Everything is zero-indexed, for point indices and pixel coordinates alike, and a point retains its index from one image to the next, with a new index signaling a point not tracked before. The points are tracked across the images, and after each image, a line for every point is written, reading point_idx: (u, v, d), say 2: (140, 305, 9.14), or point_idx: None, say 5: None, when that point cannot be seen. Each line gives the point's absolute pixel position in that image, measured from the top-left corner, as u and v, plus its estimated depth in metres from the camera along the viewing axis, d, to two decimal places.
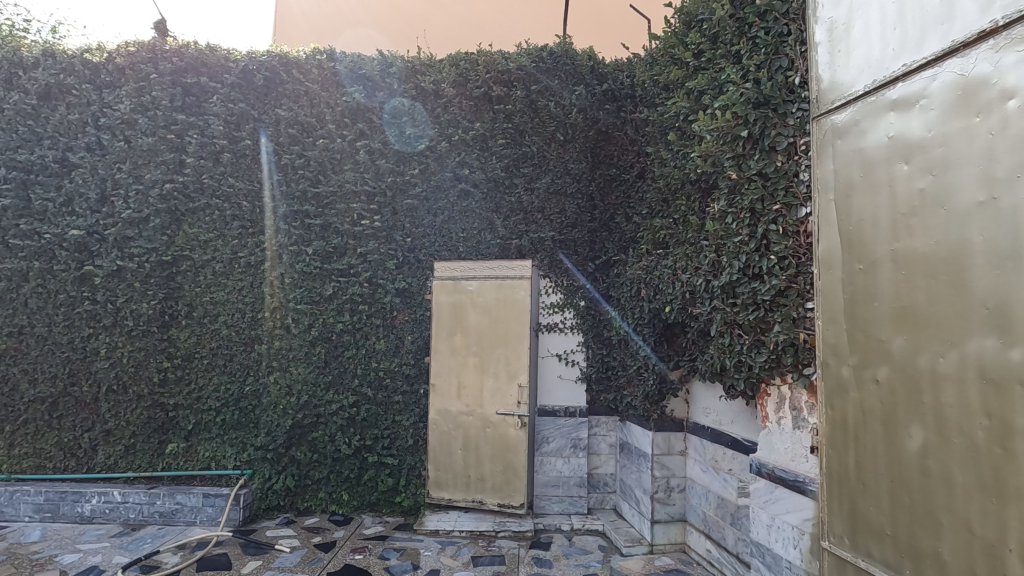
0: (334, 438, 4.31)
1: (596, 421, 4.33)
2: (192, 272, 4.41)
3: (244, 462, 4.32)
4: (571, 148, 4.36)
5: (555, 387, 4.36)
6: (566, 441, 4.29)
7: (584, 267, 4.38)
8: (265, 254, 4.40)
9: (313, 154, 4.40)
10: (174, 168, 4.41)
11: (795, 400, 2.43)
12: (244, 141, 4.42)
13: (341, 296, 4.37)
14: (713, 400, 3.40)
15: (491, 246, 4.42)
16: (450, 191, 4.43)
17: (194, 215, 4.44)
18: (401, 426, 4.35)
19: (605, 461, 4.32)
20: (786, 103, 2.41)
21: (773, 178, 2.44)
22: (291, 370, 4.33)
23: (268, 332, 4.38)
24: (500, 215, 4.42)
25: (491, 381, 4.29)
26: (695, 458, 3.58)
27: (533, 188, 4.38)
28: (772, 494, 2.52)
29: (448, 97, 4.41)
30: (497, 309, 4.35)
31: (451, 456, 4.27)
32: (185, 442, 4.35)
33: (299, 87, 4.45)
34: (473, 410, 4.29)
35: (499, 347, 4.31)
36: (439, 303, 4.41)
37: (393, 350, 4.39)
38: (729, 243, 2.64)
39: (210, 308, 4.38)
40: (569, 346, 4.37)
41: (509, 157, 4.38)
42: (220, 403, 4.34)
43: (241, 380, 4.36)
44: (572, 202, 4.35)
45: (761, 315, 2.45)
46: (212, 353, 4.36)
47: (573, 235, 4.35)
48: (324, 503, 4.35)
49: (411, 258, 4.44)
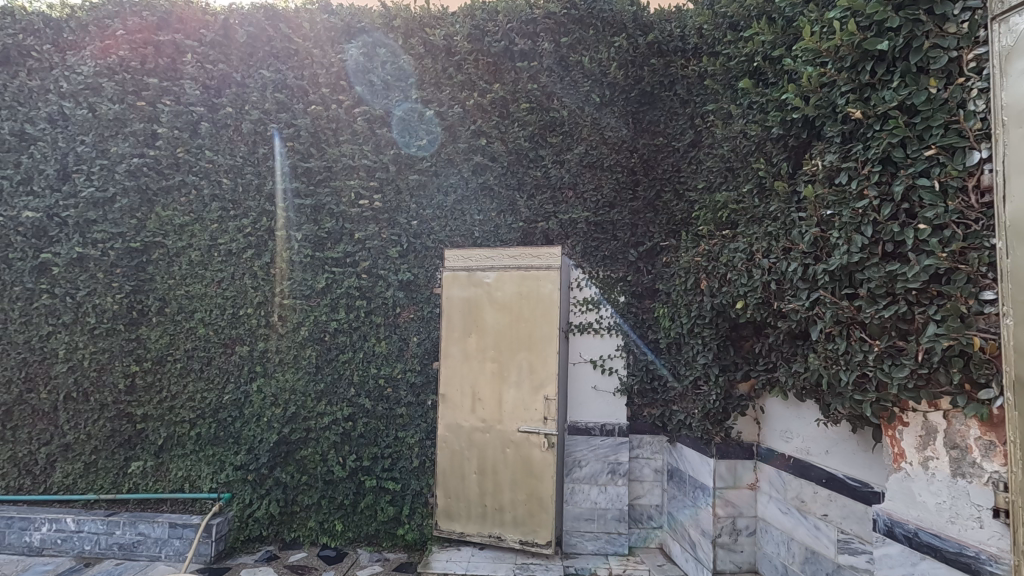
0: (326, 457, 3.65)
1: (638, 441, 3.58)
2: (165, 262, 3.79)
3: (222, 484, 3.68)
4: (609, 112, 3.62)
5: (588, 400, 3.59)
6: (601, 465, 3.52)
7: (625, 254, 3.62)
8: (249, 241, 3.76)
9: (304, 123, 3.76)
10: (145, 141, 3.80)
11: (956, 436, 1.66)
12: (225, 109, 3.79)
13: (337, 288, 3.73)
14: (800, 422, 2.64)
15: (512, 231, 3.73)
16: (463, 166, 3.75)
17: (168, 195, 3.82)
18: (406, 444, 3.67)
19: (650, 489, 3.56)
20: (946, 2, 1.66)
21: (925, 112, 1.68)
22: (277, 376, 3.70)
23: (252, 332, 3.75)
24: (523, 193, 3.72)
25: (512, 391, 3.55)
26: (771, 494, 2.82)
27: (564, 160, 3.66)
28: (914, 567, 1.76)
29: (462, 54, 3.72)
30: (519, 306, 3.58)
31: (464, 481, 3.57)
32: (155, 458, 3.73)
33: (288, 45, 3.81)
34: (490, 426, 3.57)
35: (522, 352, 3.55)
36: (451, 297, 3.71)
37: (396, 353, 3.72)
38: (848, 211, 1.91)
39: (185, 304, 3.76)
40: (609, 350, 3.58)
41: (535, 125, 3.67)
42: (195, 414, 3.71)
43: (220, 387, 3.73)
44: (610, 177, 3.61)
45: (902, 311, 1.72)
46: (187, 356, 3.74)
47: (611, 216, 3.60)
48: (314, 534, 3.68)
49: (417, 244, 3.75)
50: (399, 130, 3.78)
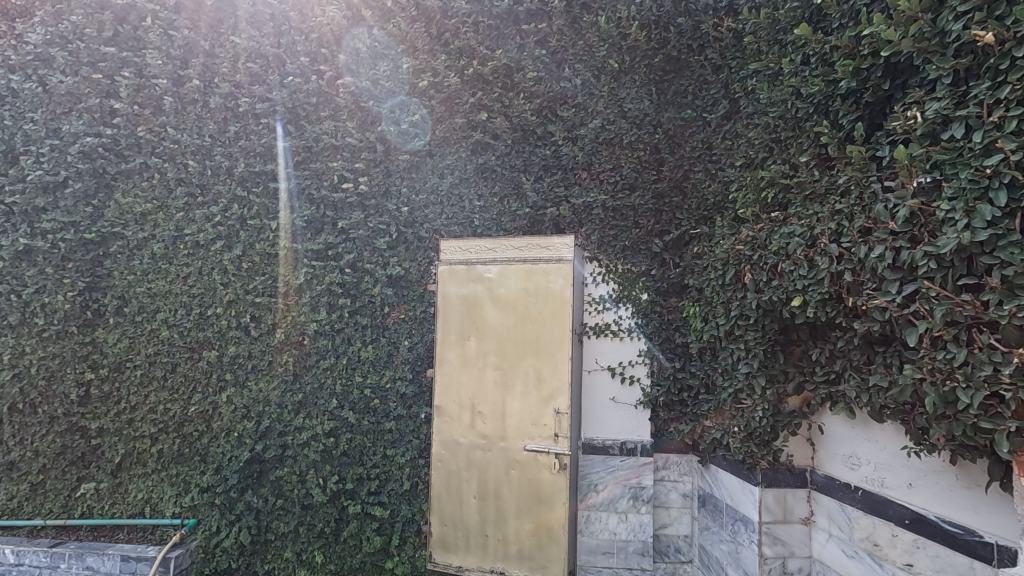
0: (304, 478, 3.20)
1: (663, 462, 3.09)
2: (124, 256, 3.34)
3: (186, 508, 3.23)
4: (629, 81, 3.13)
5: (606, 413, 3.10)
6: (622, 489, 3.03)
7: (647, 245, 3.11)
8: (218, 231, 3.30)
9: (280, 96, 3.30)
10: (101, 118, 3.34)
11: None
12: (191, 82, 3.34)
13: (318, 285, 3.27)
14: (874, 447, 2.14)
15: (517, 218, 3.26)
16: (461, 146, 3.30)
17: (128, 179, 3.38)
18: (395, 464, 3.22)
19: (678, 518, 3.06)
20: None
21: None
22: (250, 386, 3.25)
23: (221, 335, 3.29)
24: (530, 175, 3.25)
25: (517, 404, 3.02)
26: (832, 533, 2.33)
27: (577, 137, 3.17)
28: None
29: (459, 16, 3.24)
30: (526, 305, 3.04)
31: (462, 506, 3.08)
32: (112, 479, 3.29)
33: (263, 9, 3.36)
34: (492, 445, 3.05)
35: (528, 358, 3.02)
36: (447, 295, 3.18)
37: (384, 360, 3.26)
38: (967, 173, 1.43)
39: (146, 303, 3.31)
40: (630, 356, 3.08)
41: (543, 97, 3.20)
42: (157, 429, 3.27)
43: (186, 398, 3.28)
44: (630, 155, 3.10)
45: None
46: (149, 362, 3.30)
47: (632, 201, 3.09)
48: (290, 566, 3.22)
49: (408, 235, 3.30)
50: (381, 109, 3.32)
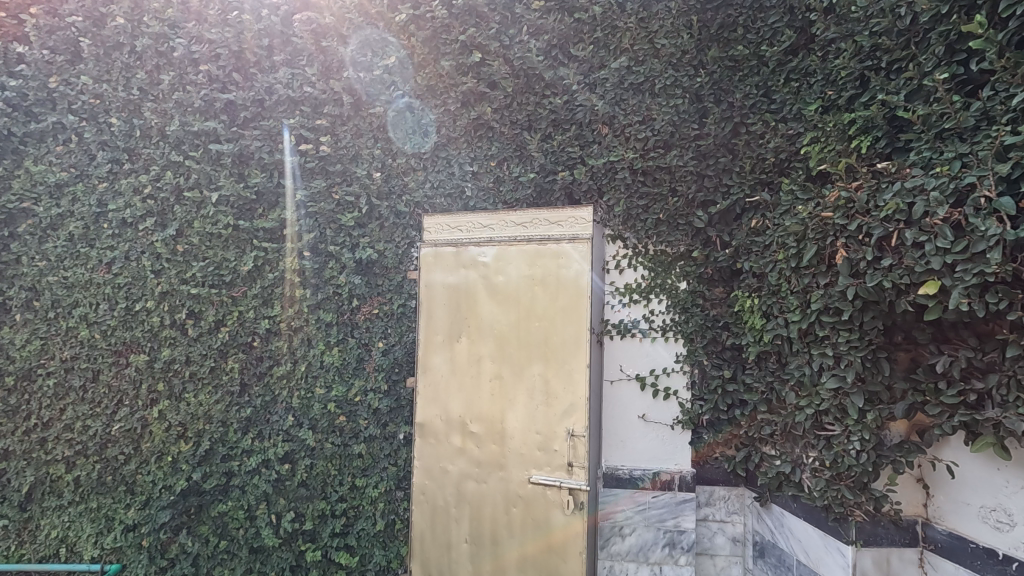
0: (254, 514, 2.59)
1: (707, 497, 2.41)
2: (35, 238, 2.65)
3: (109, 551, 2.60)
4: (662, 5, 2.41)
5: (634, 435, 2.42)
6: (654, 534, 2.37)
7: (688, 219, 2.39)
8: (148, 206, 2.64)
9: (223, 38, 2.64)
10: (3, 66, 2.66)
11: None
12: (114, 19, 2.65)
13: (271, 272, 2.63)
14: None
15: (519, 187, 2.60)
16: (448, 97, 2.66)
17: (41, 143, 2.70)
18: (366, 498, 2.60)
19: (727, 569, 2.40)
20: None
21: None
22: (187, 399, 2.60)
23: (154, 335, 2.63)
24: (535, 132, 2.58)
25: (520, 422, 2.35)
26: None
27: (595, 82, 2.50)
28: None
29: None
30: (530, 296, 2.37)
31: (450, 553, 2.43)
32: (20, 514, 2.66)
33: None
34: (489, 474, 2.39)
35: (534, 364, 2.34)
36: (432, 285, 2.53)
37: (353, 366, 2.63)
38: None
39: (61, 296, 2.63)
40: (664, 363, 2.41)
41: (552, 33, 2.53)
42: (74, 452, 2.62)
43: (110, 414, 2.63)
44: (665, 102, 2.39)
45: None
46: (64, 369, 2.63)
47: (669, 160, 2.37)
48: None
49: (383, 209, 2.67)
50: (382, 86, 2.69)
